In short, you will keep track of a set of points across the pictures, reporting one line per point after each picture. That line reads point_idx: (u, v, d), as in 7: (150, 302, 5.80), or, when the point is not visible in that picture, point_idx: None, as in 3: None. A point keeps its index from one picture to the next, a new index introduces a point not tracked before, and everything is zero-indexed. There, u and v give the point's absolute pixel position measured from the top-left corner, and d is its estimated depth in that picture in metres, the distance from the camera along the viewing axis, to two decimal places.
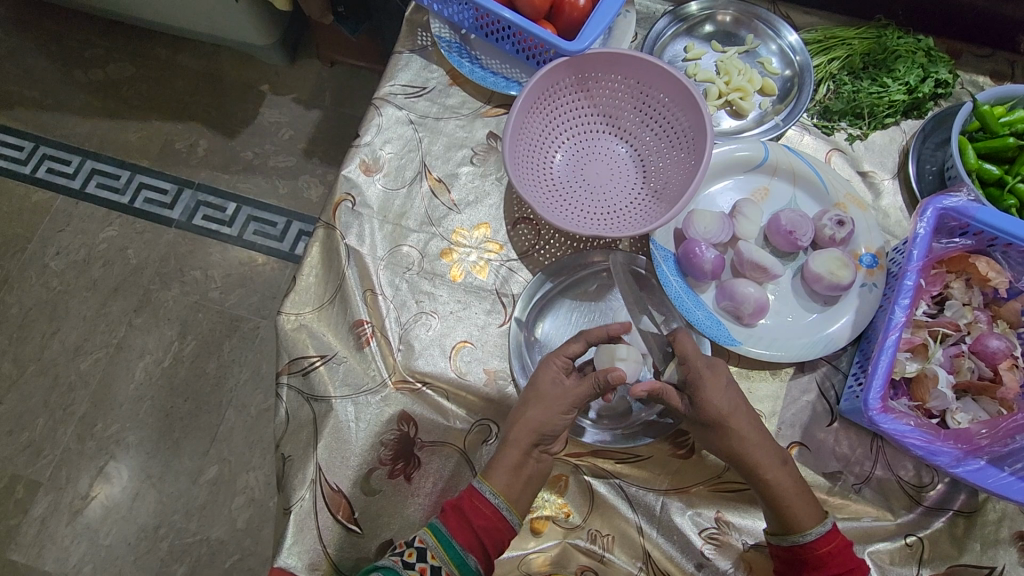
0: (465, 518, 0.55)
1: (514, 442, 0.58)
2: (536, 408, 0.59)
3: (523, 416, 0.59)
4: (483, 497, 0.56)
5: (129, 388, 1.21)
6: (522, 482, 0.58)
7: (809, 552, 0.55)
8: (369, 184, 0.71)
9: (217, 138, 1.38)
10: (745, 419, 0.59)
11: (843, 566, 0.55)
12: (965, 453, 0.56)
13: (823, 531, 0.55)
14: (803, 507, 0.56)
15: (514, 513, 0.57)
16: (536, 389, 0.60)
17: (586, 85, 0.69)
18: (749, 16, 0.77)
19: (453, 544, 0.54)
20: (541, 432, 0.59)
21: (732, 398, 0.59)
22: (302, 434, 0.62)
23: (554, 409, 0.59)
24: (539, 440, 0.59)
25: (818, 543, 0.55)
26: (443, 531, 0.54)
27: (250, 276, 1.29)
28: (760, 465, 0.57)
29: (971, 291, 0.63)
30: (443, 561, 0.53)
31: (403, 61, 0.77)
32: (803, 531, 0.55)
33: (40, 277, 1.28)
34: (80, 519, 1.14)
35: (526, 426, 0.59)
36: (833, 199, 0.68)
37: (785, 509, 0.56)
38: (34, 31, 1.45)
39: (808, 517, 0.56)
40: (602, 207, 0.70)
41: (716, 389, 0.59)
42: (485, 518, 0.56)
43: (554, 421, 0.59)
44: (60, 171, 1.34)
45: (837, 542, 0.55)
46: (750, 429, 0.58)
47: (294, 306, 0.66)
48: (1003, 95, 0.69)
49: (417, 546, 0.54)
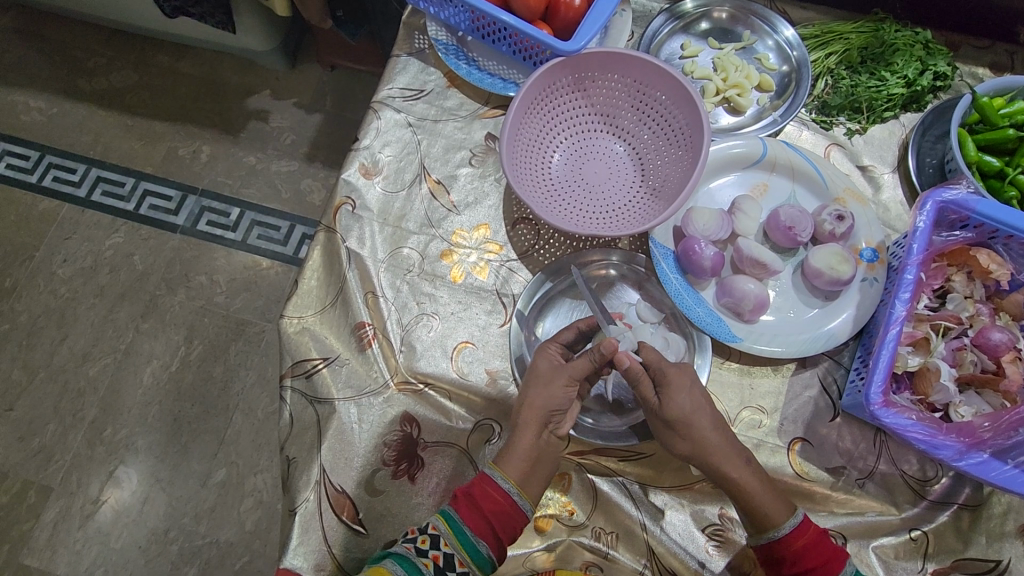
0: (477, 503, 0.56)
1: (525, 424, 0.59)
2: (537, 388, 0.60)
3: (527, 396, 0.60)
4: (494, 483, 0.57)
5: (137, 393, 1.22)
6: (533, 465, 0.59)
7: (784, 548, 0.55)
8: (368, 188, 0.71)
9: (219, 143, 1.39)
10: (706, 417, 0.59)
11: (817, 560, 0.54)
12: (967, 447, 0.56)
13: (795, 525, 0.55)
14: (772, 505, 0.56)
15: (525, 498, 0.57)
16: (533, 371, 0.61)
17: (582, 85, 0.70)
18: (745, 13, 0.77)
19: (463, 529, 0.55)
20: (549, 410, 0.60)
21: (693, 398, 0.59)
22: (306, 437, 0.62)
23: (556, 384, 0.60)
24: (547, 419, 0.60)
25: (791, 538, 0.55)
26: (454, 518, 0.55)
27: (255, 281, 1.29)
28: (721, 464, 0.57)
29: (973, 283, 0.62)
30: (455, 548, 0.54)
31: (400, 65, 0.77)
32: (776, 527, 0.55)
33: (48, 285, 1.29)
34: (91, 523, 1.15)
35: (534, 406, 0.59)
36: (833, 194, 0.68)
37: (754, 506, 0.56)
38: (38, 41, 1.47)
39: (779, 513, 0.56)
40: (600, 207, 0.70)
41: (680, 388, 0.59)
42: (496, 504, 0.56)
43: (558, 396, 0.60)
44: (66, 179, 1.36)
45: (812, 533, 0.55)
46: (712, 430, 0.58)
47: (295, 309, 0.67)
48: (1003, 86, 0.69)
49: (430, 533, 0.55)
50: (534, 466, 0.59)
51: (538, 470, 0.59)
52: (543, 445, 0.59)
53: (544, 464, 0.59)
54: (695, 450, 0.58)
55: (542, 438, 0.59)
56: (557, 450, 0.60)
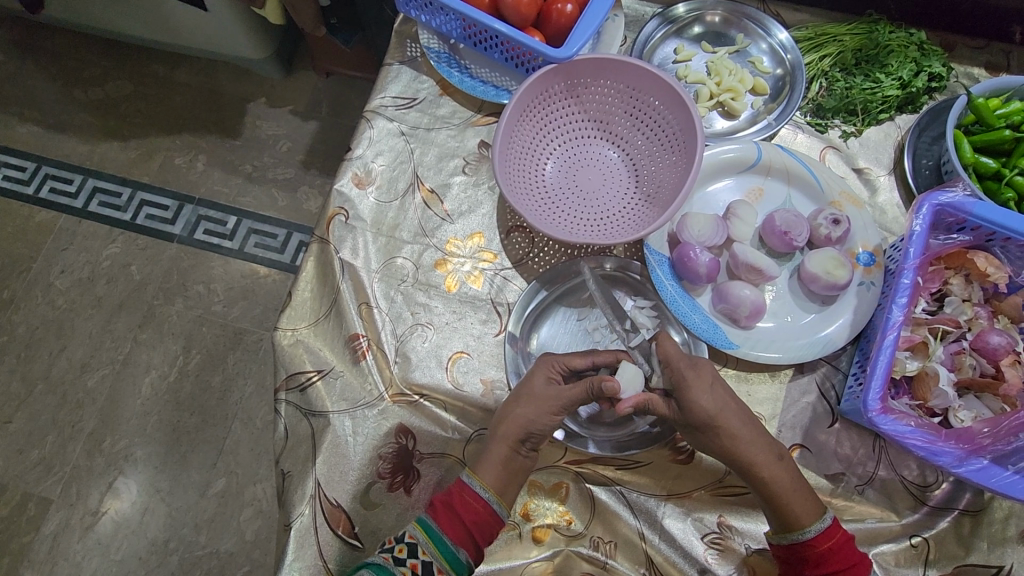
0: (455, 513, 0.55)
1: (501, 438, 0.58)
2: (524, 406, 0.59)
3: (513, 412, 0.59)
4: (474, 492, 0.57)
5: (136, 403, 1.22)
6: (510, 479, 0.58)
7: (809, 550, 0.54)
8: (362, 198, 0.71)
9: (215, 152, 1.39)
10: (735, 416, 0.58)
11: (843, 561, 0.54)
12: (967, 453, 0.55)
13: (823, 527, 0.54)
14: (802, 504, 0.55)
15: (502, 506, 0.57)
16: (527, 388, 0.60)
17: (575, 91, 0.69)
18: (738, 16, 0.77)
19: (442, 538, 0.54)
20: (527, 429, 0.58)
21: (718, 396, 0.58)
22: (301, 450, 0.62)
23: (545, 407, 0.59)
24: (524, 437, 0.58)
25: (819, 540, 0.54)
26: (433, 527, 0.55)
27: (253, 289, 1.29)
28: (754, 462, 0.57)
29: (970, 286, 0.62)
30: (433, 556, 0.54)
31: (392, 73, 0.77)
32: (804, 528, 0.55)
33: (45, 296, 1.29)
34: (91, 535, 1.15)
35: (513, 423, 0.58)
36: (828, 197, 0.68)
37: (785, 507, 0.55)
38: (33, 52, 1.47)
39: (808, 514, 0.55)
40: (595, 214, 0.70)
41: (702, 388, 0.58)
42: (475, 512, 0.56)
43: (542, 419, 0.59)
44: (62, 190, 1.36)
45: (838, 537, 0.55)
46: (743, 427, 0.58)
47: (289, 321, 0.66)
48: (998, 87, 0.68)
49: (408, 542, 0.54)
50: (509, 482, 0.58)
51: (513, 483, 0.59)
52: (518, 463, 0.59)
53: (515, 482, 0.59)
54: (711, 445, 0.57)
55: (519, 456, 0.59)
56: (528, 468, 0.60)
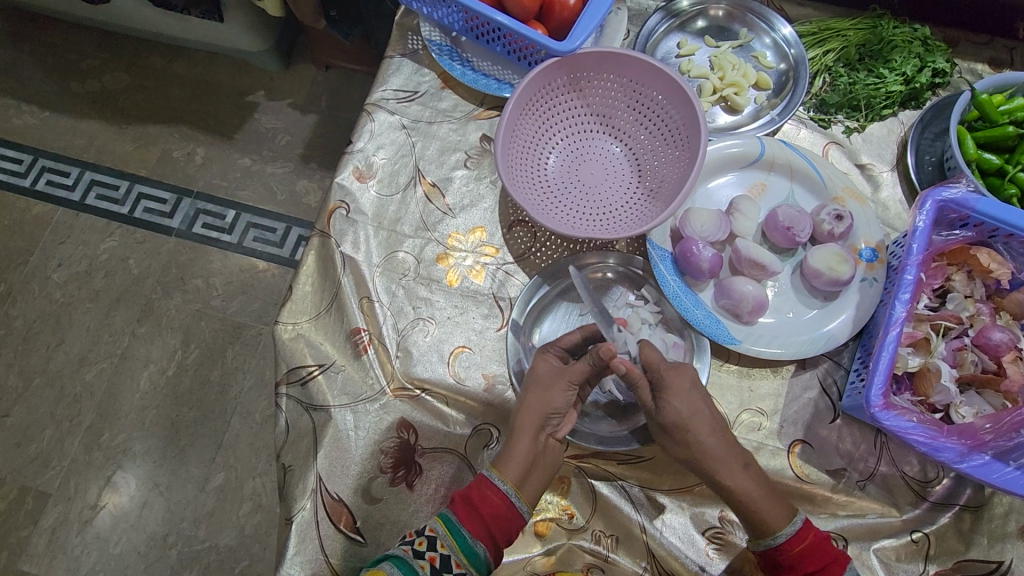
0: (474, 506, 0.55)
1: (521, 429, 0.58)
2: (536, 392, 0.60)
3: (524, 401, 0.60)
4: (493, 485, 0.56)
5: (134, 398, 1.22)
6: (532, 474, 0.58)
7: (784, 553, 0.54)
8: (363, 191, 0.71)
9: (214, 145, 1.38)
10: (705, 423, 0.58)
11: (819, 561, 0.54)
12: (969, 449, 0.55)
13: (794, 531, 0.54)
14: (772, 509, 0.55)
15: (522, 501, 0.56)
16: (533, 375, 0.61)
17: (578, 85, 0.69)
18: (742, 10, 0.76)
19: (461, 532, 0.54)
20: (545, 413, 0.59)
21: (692, 402, 0.58)
22: (302, 444, 0.62)
23: (555, 388, 0.60)
24: (544, 423, 0.59)
25: (791, 543, 0.54)
26: (452, 520, 0.54)
27: (251, 283, 1.29)
28: (717, 472, 0.57)
29: (973, 283, 0.62)
30: (452, 549, 0.53)
31: (393, 66, 0.76)
32: (774, 533, 0.54)
33: (42, 289, 1.28)
34: (90, 529, 1.14)
35: (530, 410, 0.59)
36: (831, 193, 0.67)
37: (753, 512, 0.55)
38: (30, 43, 1.45)
39: (778, 520, 0.55)
40: (597, 209, 0.69)
41: (676, 393, 0.58)
42: (494, 506, 0.55)
43: (554, 399, 0.60)
44: (60, 183, 1.35)
45: (812, 538, 0.54)
46: (711, 436, 0.57)
47: (290, 315, 0.66)
48: (1002, 83, 0.68)
49: (428, 535, 0.54)
50: (529, 472, 0.58)
51: (534, 473, 0.58)
52: (540, 450, 0.59)
53: (539, 472, 0.58)
54: (713, 442, 0.57)
55: (539, 444, 0.59)
56: (554, 457, 0.59)
